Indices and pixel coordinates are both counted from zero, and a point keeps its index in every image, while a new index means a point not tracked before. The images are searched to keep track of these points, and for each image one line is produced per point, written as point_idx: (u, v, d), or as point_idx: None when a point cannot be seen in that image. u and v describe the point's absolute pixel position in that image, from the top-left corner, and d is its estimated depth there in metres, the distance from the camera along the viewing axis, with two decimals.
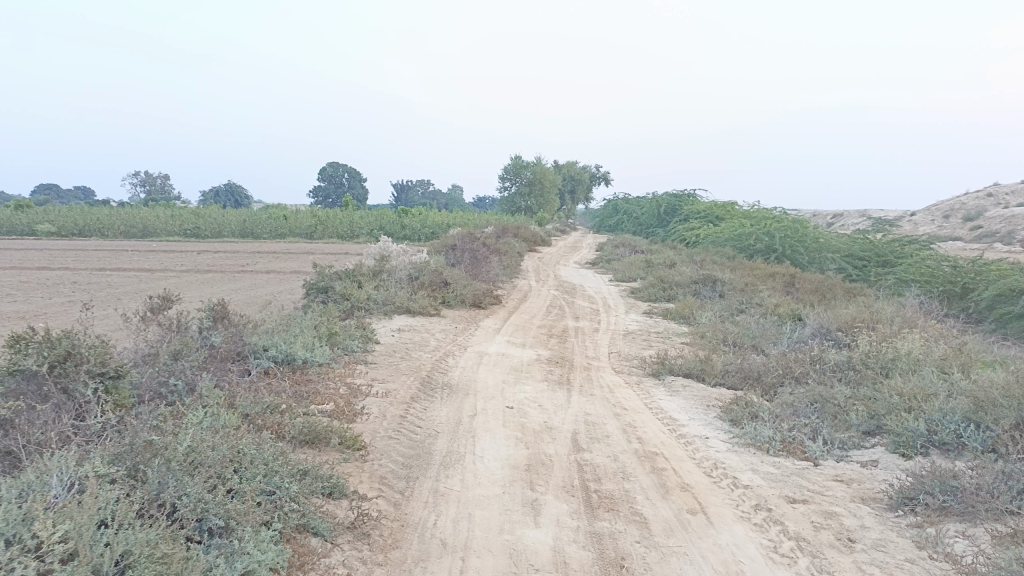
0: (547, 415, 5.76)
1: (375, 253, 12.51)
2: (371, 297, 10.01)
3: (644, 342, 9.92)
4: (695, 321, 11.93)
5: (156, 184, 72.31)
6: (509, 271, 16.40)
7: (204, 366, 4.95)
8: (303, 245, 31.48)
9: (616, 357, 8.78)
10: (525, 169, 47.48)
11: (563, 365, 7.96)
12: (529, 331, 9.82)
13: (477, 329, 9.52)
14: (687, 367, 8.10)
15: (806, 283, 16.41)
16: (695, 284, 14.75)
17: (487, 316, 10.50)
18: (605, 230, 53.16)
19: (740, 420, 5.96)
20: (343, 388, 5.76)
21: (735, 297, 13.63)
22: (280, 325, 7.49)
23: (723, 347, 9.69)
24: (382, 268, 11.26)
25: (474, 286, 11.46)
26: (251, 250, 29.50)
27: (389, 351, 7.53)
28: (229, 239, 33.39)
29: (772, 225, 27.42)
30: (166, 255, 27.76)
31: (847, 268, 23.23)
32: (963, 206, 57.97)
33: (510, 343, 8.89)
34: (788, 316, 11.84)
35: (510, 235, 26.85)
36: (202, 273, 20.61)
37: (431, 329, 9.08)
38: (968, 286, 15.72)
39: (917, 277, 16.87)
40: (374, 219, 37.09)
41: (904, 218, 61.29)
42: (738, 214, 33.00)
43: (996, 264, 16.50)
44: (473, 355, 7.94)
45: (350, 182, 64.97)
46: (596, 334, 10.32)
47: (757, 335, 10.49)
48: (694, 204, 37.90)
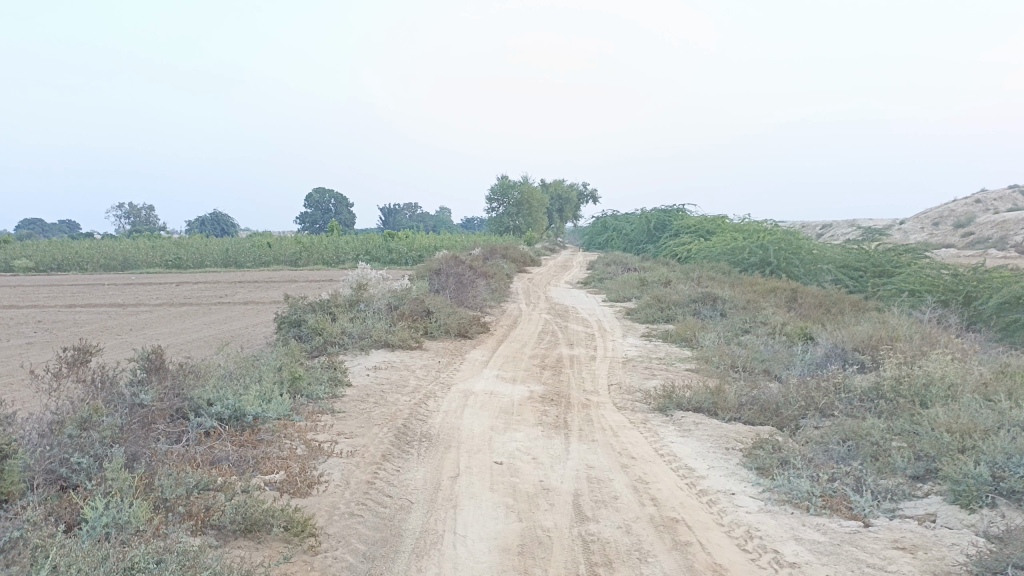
0: (543, 471, 4.89)
1: (352, 281, 11.64)
2: (344, 331, 9.17)
3: (646, 370, 9.07)
4: (698, 343, 11.11)
5: (142, 215, 71.43)
6: (497, 295, 15.56)
7: (123, 434, 4.07)
8: (286, 273, 30.54)
9: (617, 390, 7.92)
10: (513, 189, 46.78)
11: (558, 402, 7.10)
12: (520, 362, 8.96)
13: (462, 363, 8.65)
14: (696, 399, 7.26)
15: (808, 298, 15.67)
16: (694, 302, 13.95)
17: (473, 347, 9.63)
18: (595, 247, 52.47)
19: (767, 469, 5.11)
20: (300, 450, 4.87)
21: (737, 316, 12.83)
22: (236, 371, 6.61)
23: (733, 374, 8.85)
24: (359, 298, 10.39)
25: (459, 315, 10.60)
26: (232, 280, 28.59)
27: (361, 396, 6.64)
28: (211, 269, 32.46)
29: (765, 237, 26.74)
30: (143, 288, 26.75)
31: (845, 279, 22.55)
32: (952, 212, 57.74)
33: (499, 378, 8.02)
34: (796, 335, 11.05)
35: (498, 256, 26.07)
36: (177, 307, 19.66)
37: (411, 366, 8.21)
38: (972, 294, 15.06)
39: (919, 287, 16.19)
40: (359, 243, 36.23)
41: (893, 226, 61.07)
42: (729, 228, 32.35)
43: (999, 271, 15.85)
44: (457, 395, 7.06)
45: (336, 207, 64.15)
46: (593, 363, 9.47)
47: (767, 359, 9.68)
48: (683, 220, 37.36)
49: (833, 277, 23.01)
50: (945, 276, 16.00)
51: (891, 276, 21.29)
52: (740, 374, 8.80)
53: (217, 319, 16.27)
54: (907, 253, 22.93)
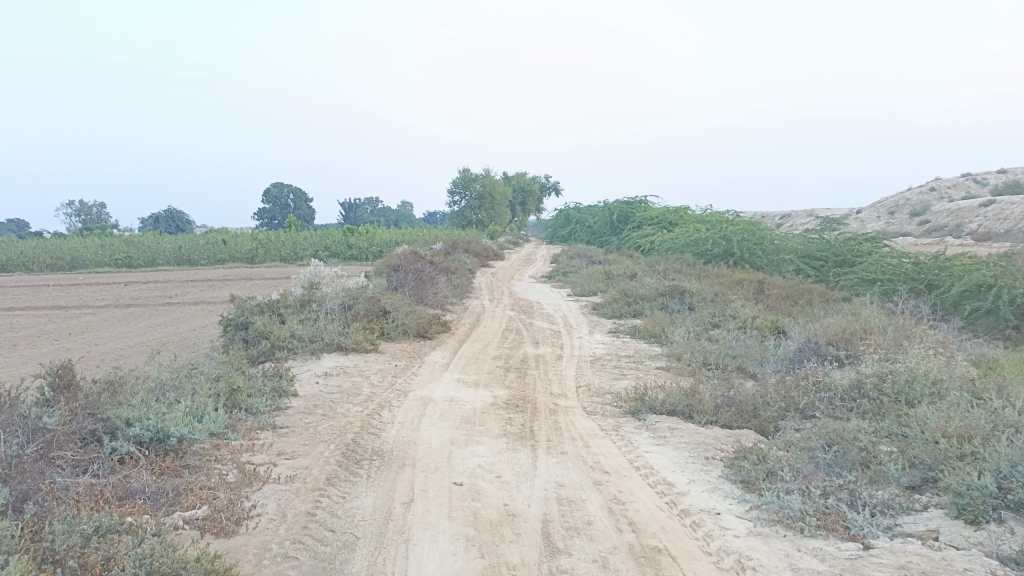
0: (508, 493, 4.39)
1: (304, 279, 10.99)
2: (293, 334, 8.59)
3: (615, 370, 8.62)
4: (667, 339, 10.70)
5: (93, 213, 69.18)
6: (459, 292, 14.99)
7: (14, 469, 3.46)
8: (242, 271, 29.57)
9: (586, 393, 7.45)
10: (474, 182, 46.25)
11: (523, 409, 6.58)
12: (482, 364, 8.43)
13: (421, 366, 8.09)
14: (669, 401, 6.81)
15: (775, 289, 15.42)
16: (662, 296, 13.57)
17: (433, 349, 9.07)
18: (558, 241, 52.13)
19: (753, 482, 4.66)
20: (231, 478, 4.29)
21: (706, 309, 12.48)
22: (167, 386, 5.99)
23: (707, 372, 8.45)
24: (311, 298, 9.76)
25: (418, 314, 10.04)
26: (184, 279, 27.55)
27: (307, 408, 6.06)
28: (163, 267, 31.31)
29: (728, 227, 26.62)
30: (90, 289, 25.60)
31: (808, 268, 22.48)
32: (907, 201, 58.65)
33: (460, 382, 7.49)
34: (768, 329, 10.72)
35: (460, 250, 25.52)
36: (124, 309, 18.73)
37: (365, 371, 7.63)
38: (933, 282, 14.96)
39: (883, 276, 16.06)
40: (318, 239, 35.35)
41: (850, 216, 62.00)
42: (691, 219, 32.23)
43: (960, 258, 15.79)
44: (414, 404, 6.50)
45: (295, 203, 62.83)
46: (560, 363, 8.98)
47: (740, 354, 9.31)
48: (647, 211, 37.20)
49: (796, 267, 22.96)
50: (908, 265, 15.92)
51: (853, 265, 21.27)
52: (714, 372, 8.41)
53: (164, 321, 15.44)
54: (867, 242, 22.97)
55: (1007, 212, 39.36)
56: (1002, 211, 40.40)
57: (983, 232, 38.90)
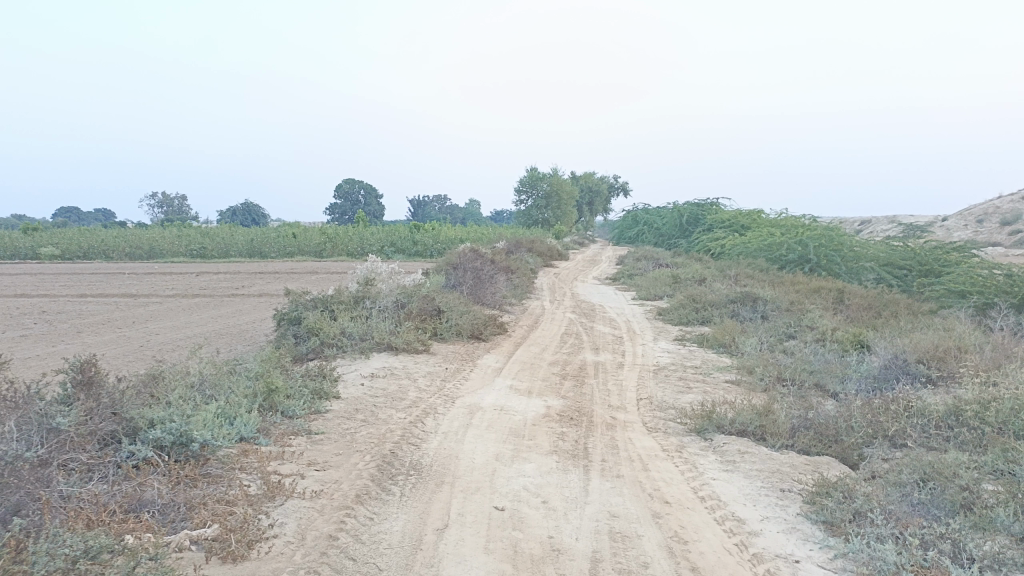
0: (554, 522, 3.92)
1: (360, 275, 10.71)
2: (342, 332, 8.29)
3: (681, 382, 8.03)
4: (738, 350, 10.03)
5: (175, 205, 71.46)
6: (519, 292, 14.55)
7: (13, 475, 3.19)
8: (309, 264, 29.86)
9: (647, 408, 6.90)
10: (542, 181, 45.87)
11: (578, 423, 6.09)
12: (538, 370, 7.97)
13: (473, 371, 7.67)
14: (740, 421, 6.20)
15: (855, 299, 14.51)
16: (732, 303, 12.85)
17: (487, 352, 8.64)
18: (625, 242, 51.26)
19: (837, 525, 4.05)
20: (253, 490, 3.96)
21: (780, 319, 11.73)
22: (206, 383, 5.74)
23: (782, 388, 7.78)
24: (365, 294, 9.47)
25: (474, 315, 9.64)
26: (253, 271, 27.93)
27: (347, 412, 5.71)
28: (234, 259, 31.89)
29: (804, 232, 25.47)
30: (163, 278, 26.20)
31: (890, 278, 21.25)
32: (998, 209, 55.57)
33: (513, 390, 7.04)
34: (849, 342, 9.93)
35: (524, 250, 25.11)
36: (192, 299, 18.95)
37: (413, 373, 7.26)
38: None
39: (972, 288, 14.95)
40: (384, 235, 35.52)
41: (935, 223, 59.11)
42: (765, 223, 31.09)
43: None
44: (461, 412, 6.08)
45: (365, 199, 63.58)
46: (621, 372, 8.43)
47: (819, 369, 8.59)
48: (718, 214, 36.12)
49: (876, 276, 21.74)
50: (1002, 277, 14.74)
51: (940, 276, 19.97)
52: (790, 388, 7.73)
53: (227, 312, 15.51)
54: (955, 251, 21.58)
55: None
56: None
57: None
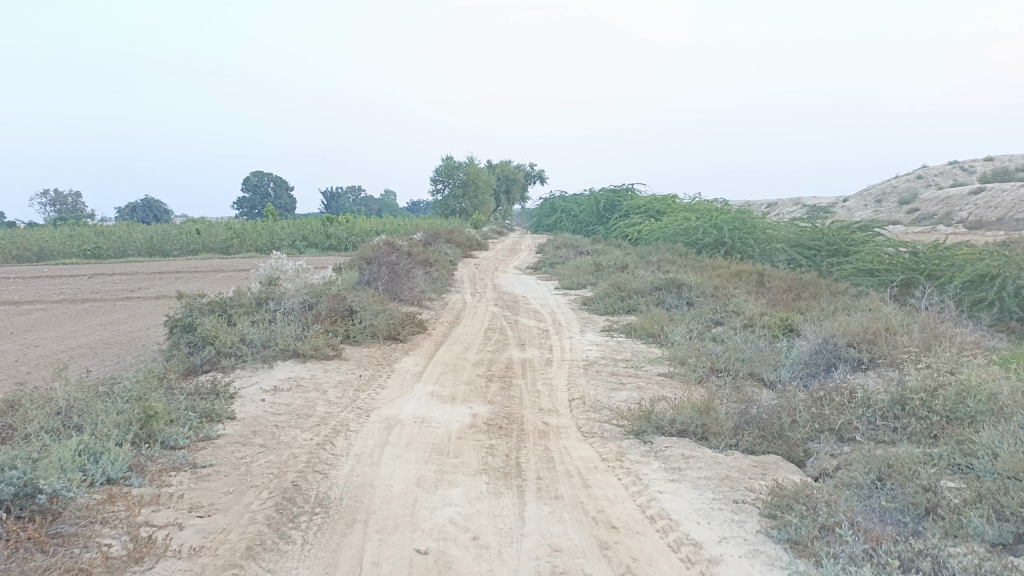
0: (488, 565, 3.33)
1: (264, 273, 9.82)
2: (241, 338, 7.46)
3: (613, 378, 7.57)
4: (668, 340, 9.66)
5: (69, 203, 67.13)
6: (438, 286, 13.87)
7: None
8: (215, 262, 28.29)
9: (581, 410, 6.38)
10: (458, 170, 45.10)
11: (508, 433, 5.51)
12: (461, 373, 7.35)
13: (389, 377, 6.98)
14: (681, 420, 5.75)
15: (775, 282, 14.48)
16: (657, 290, 12.54)
17: (405, 355, 7.96)
18: (544, 230, 51.10)
19: (803, 544, 3.63)
20: (114, 552, 3.21)
21: (706, 305, 11.48)
22: (72, 411, 4.89)
23: (717, 380, 7.42)
24: (268, 296, 8.62)
25: (390, 314, 8.92)
26: (154, 271, 26.19)
27: (242, 435, 4.97)
28: (134, 259, 29.90)
29: (718, 216, 25.67)
30: (52, 282, 24.26)
31: (801, 258, 21.58)
32: (894, 189, 58.12)
33: (434, 397, 6.40)
34: (777, 327, 9.72)
35: (442, 241, 24.40)
36: (82, 304, 17.43)
37: (323, 382, 6.53)
38: (935, 273, 14.11)
39: (880, 266, 15.17)
40: (295, 229, 34.07)
41: (837, 204, 61.42)
42: (679, 207, 31.34)
43: (963, 248, 14.92)
44: (377, 427, 5.41)
45: (275, 192, 61.28)
46: (549, 369, 7.91)
47: (750, 357, 8.30)
48: (633, 199, 36.27)
49: (788, 256, 22.06)
50: (909, 254, 15.00)
51: (849, 255, 20.38)
52: (727, 380, 7.38)
53: (120, 318, 14.24)
54: (862, 231, 22.11)
55: (998, 200, 38.87)
56: (991, 198, 39.84)
57: (975, 220, 38.37)
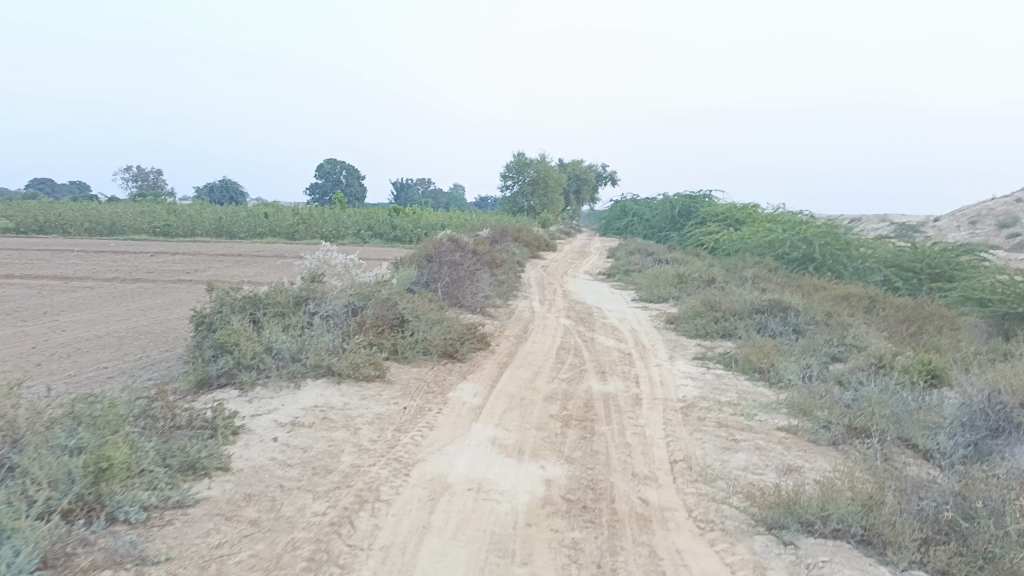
0: None
1: (308, 267, 8.50)
2: (267, 346, 6.13)
3: (723, 432, 5.94)
4: (780, 381, 7.95)
5: (150, 179, 68.45)
6: (504, 291, 12.37)
7: None
8: (278, 247, 27.55)
9: (690, 483, 4.79)
10: (529, 167, 43.79)
11: (596, 519, 3.97)
12: (531, 411, 5.85)
13: (441, 412, 5.51)
14: (837, 516, 4.13)
15: (888, 310, 12.56)
16: (758, 313, 10.77)
17: (462, 380, 6.48)
18: (613, 233, 49.23)
19: None
20: None
21: (817, 336, 9.73)
22: (9, 448, 3.59)
23: (861, 454, 5.75)
24: (308, 296, 7.27)
25: (448, 327, 7.47)
26: (217, 252, 25.56)
27: (229, 503, 3.57)
28: (200, 239, 29.42)
29: (807, 229, 23.58)
30: (116, 257, 23.81)
31: (898, 280, 19.33)
32: (992, 211, 54.08)
33: (497, 448, 4.91)
34: (916, 373, 7.90)
35: (510, 240, 23.03)
36: (136, 284, 16.60)
37: (358, 416, 5.11)
38: None
39: (995, 294, 13.14)
40: (362, 216, 33.21)
41: (928, 223, 57.58)
42: (761, 217, 29.27)
43: None
44: (418, 497, 3.95)
45: (347, 179, 61.08)
46: (640, 412, 6.31)
47: (894, 412, 6.56)
48: (711, 206, 34.23)
49: (883, 277, 19.85)
50: None
51: (956, 282, 18.10)
52: (875, 455, 5.69)
53: (163, 303, 13.21)
54: (969, 254, 19.75)
55: None
56: None
57: None
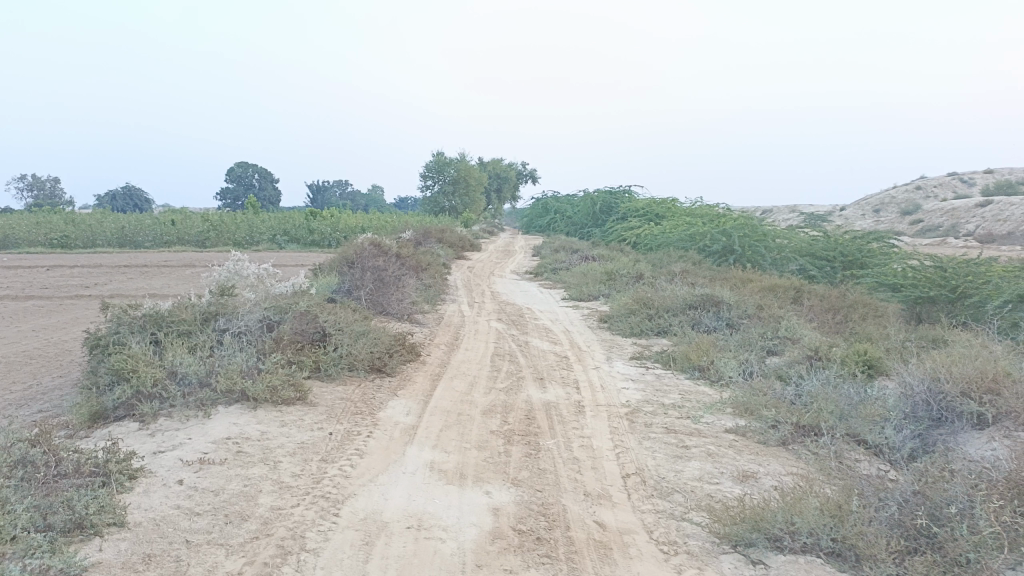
0: None
1: (217, 279, 7.82)
2: (170, 371, 5.50)
3: (672, 438, 5.65)
4: (720, 379, 7.76)
5: (47, 189, 64.56)
6: (430, 296, 11.86)
7: None
8: (188, 256, 26.15)
9: (646, 500, 4.45)
10: (449, 166, 43.26)
11: (552, 552, 3.58)
12: (470, 427, 5.41)
13: (371, 435, 5.01)
14: (807, 529, 3.85)
15: (811, 300, 12.70)
16: (690, 308, 10.63)
17: (393, 397, 5.98)
18: (536, 230, 49.22)
19: None
20: None
21: (751, 330, 9.63)
22: None
23: (813, 457, 5.54)
24: (217, 311, 6.64)
25: (374, 338, 6.95)
26: (121, 264, 24.04)
27: (123, 570, 3.01)
28: (102, 249, 27.67)
29: (725, 222, 23.94)
30: (7, 272, 22.05)
31: (813, 269, 19.73)
32: (893, 199, 56.71)
33: (435, 474, 4.46)
34: (852, 364, 7.84)
35: (433, 241, 22.49)
36: (28, 302, 15.28)
37: (277, 448, 4.57)
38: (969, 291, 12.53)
39: (907, 279, 13.50)
40: (277, 221, 31.99)
41: (834, 213, 59.90)
42: (680, 212, 29.66)
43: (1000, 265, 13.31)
44: (351, 541, 3.47)
45: (261, 184, 59.12)
46: (584, 421, 5.96)
47: (838, 407, 6.43)
48: (631, 202, 34.53)
49: (799, 266, 20.25)
50: (938, 267, 13.30)
51: (869, 269, 18.59)
52: (827, 457, 5.50)
53: (57, 322, 12.12)
54: (878, 241, 20.40)
55: (1008, 213, 37.61)
56: (1000, 212, 38.48)
57: (984, 233, 36.95)
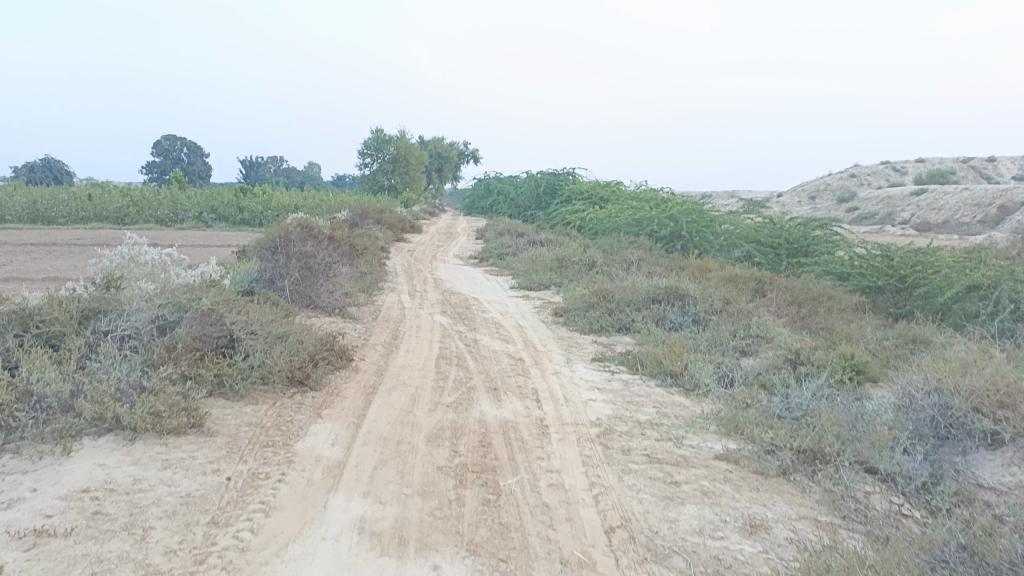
0: None
1: (106, 267, 6.47)
2: (22, 391, 4.23)
3: (657, 471, 4.68)
4: (697, 387, 6.85)
5: None
6: (366, 285, 10.64)
7: None
8: (105, 234, 24.06)
9: (639, 569, 3.46)
10: (388, 144, 41.61)
11: None
12: (411, 462, 4.32)
13: (283, 480, 3.88)
14: None
15: (772, 292, 11.96)
16: (653, 301, 9.72)
17: (315, 420, 4.83)
18: (478, 211, 47.97)
19: None
20: None
21: (720, 327, 8.76)
22: None
23: (824, 494, 4.65)
24: (98, 309, 5.34)
25: (294, 341, 5.76)
26: (28, 241, 21.87)
27: None
28: (7, 224, 25.24)
29: (672, 207, 23.24)
30: None
31: (759, 255, 18.95)
32: (829, 186, 57.43)
33: (365, 540, 3.37)
34: (839, 368, 6.99)
35: (371, 223, 21.11)
36: None
37: (150, 509, 3.40)
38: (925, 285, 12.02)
39: (863, 269, 12.91)
40: (204, 197, 29.92)
41: (772, 199, 60.39)
42: (626, 195, 28.93)
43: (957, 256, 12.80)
44: None
45: (190, 157, 56.19)
46: (550, 448, 4.94)
47: (838, 424, 5.56)
48: (576, 184, 33.67)
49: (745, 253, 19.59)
50: (888, 257, 12.79)
51: (816, 257, 18.13)
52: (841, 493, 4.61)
53: None
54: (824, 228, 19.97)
55: (942, 202, 38.07)
56: (935, 201, 38.94)
57: (920, 221, 37.34)
